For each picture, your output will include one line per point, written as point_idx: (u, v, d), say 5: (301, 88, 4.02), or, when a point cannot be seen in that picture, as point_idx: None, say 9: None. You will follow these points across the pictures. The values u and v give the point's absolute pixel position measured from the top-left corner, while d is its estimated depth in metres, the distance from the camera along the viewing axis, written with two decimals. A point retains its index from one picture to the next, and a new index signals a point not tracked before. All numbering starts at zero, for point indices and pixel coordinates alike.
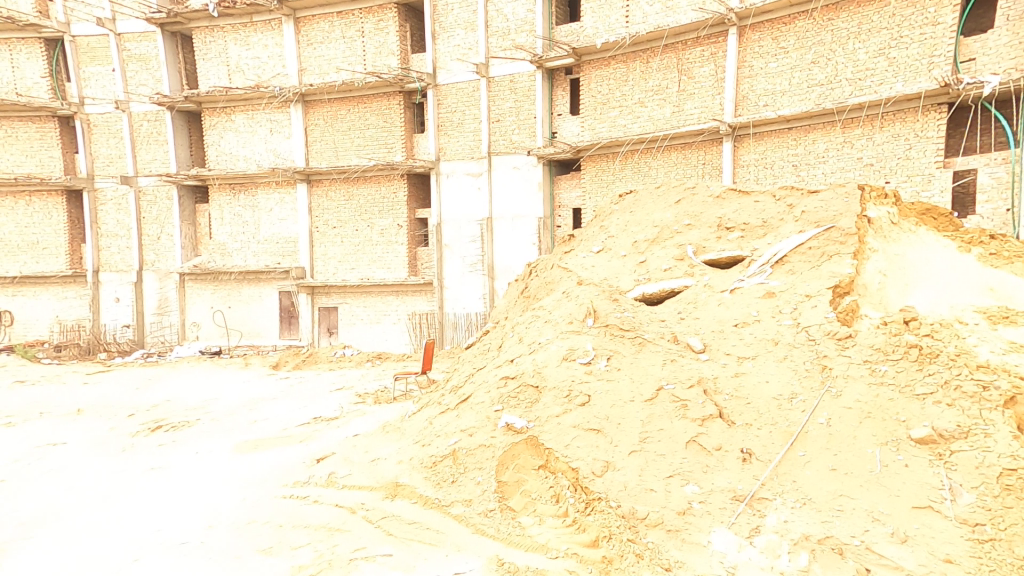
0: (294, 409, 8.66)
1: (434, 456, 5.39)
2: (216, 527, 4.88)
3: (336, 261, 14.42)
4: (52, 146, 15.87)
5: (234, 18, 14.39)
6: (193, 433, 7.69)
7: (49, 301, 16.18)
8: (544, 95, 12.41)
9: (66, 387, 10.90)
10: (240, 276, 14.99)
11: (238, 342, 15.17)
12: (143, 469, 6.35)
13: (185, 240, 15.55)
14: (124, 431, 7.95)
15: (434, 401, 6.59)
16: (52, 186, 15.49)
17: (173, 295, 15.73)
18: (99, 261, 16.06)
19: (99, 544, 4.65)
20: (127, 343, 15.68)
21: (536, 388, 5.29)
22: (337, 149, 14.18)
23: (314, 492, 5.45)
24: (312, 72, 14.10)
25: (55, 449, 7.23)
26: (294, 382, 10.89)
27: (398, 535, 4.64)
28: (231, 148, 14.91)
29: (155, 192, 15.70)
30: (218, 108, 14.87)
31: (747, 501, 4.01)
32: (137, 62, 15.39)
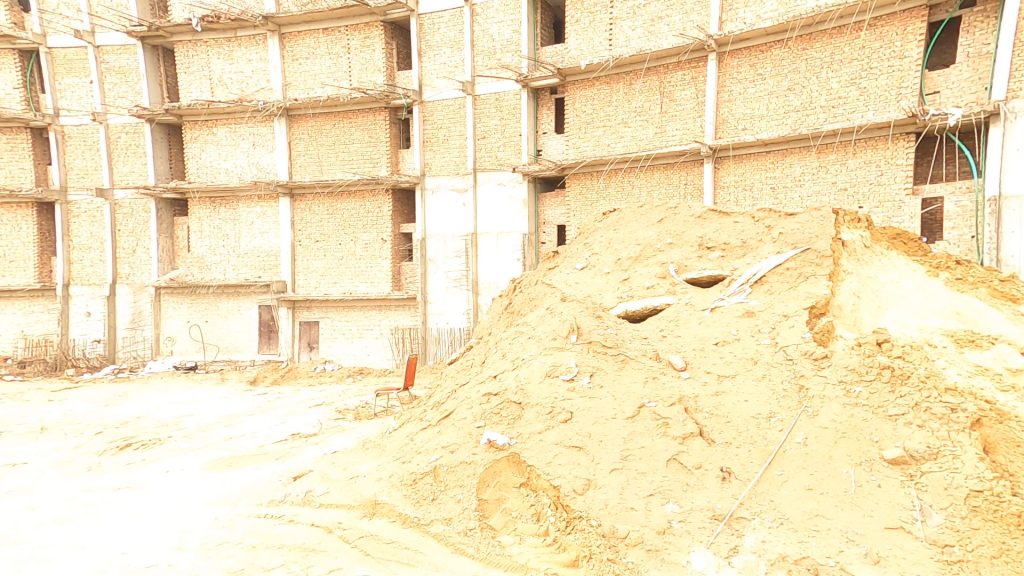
0: (271, 425, 8.48)
1: (414, 474, 5.35)
2: (185, 548, 4.73)
3: (318, 275, 14.26)
4: (25, 158, 15.54)
5: (217, 32, 14.36)
6: (164, 451, 7.48)
7: (14, 315, 15.69)
8: (529, 114, 12.57)
9: (30, 405, 10.53)
10: (218, 290, 14.74)
11: (214, 357, 14.87)
12: (109, 489, 6.12)
13: (163, 253, 15.28)
14: (90, 450, 7.68)
15: (416, 417, 6.53)
16: (22, 198, 15.15)
17: (148, 309, 15.39)
18: (70, 274, 15.67)
19: (61, 567, 4.48)
20: (97, 358, 15.28)
21: (519, 405, 5.31)
22: (322, 164, 14.14)
23: (289, 511, 5.35)
24: (297, 87, 14.10)
25: (15, 469, 6.97)
26: (271, 398, 10.65)
27: (375, 555, 4.57)
28: (212, 160, 14.76)
29: (133, 205, 15.43)
30: (200, 121, 14.75)
31: (726, 520, 4.02)
32: (117, 74, 15.23)
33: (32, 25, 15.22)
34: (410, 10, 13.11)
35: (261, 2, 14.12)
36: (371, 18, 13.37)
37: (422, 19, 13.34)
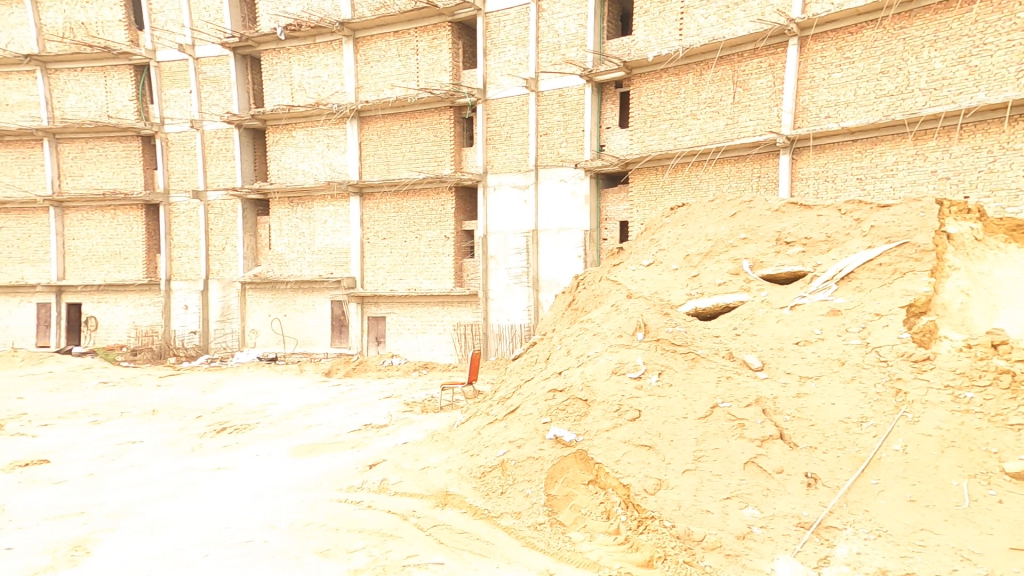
0: (345, 416, 8.86)
1: (482, 466, 5.45)
2: (277, 527, 5.06)
3: (385, 271, 14.75)
4: (135, 164, 17.00)
5: (298, 40, 15.12)
6: (253, 436, 7.99)
7: (127, 308, 17.25)
8: (593, 109, 12.44)
9: (141, 389, 11.58)
10: (296, 285, 15.56)
11: (293, 349, 15.69)
12: (208, 469, 6.65)
13: (248, 251, 16.33)
14: (193, 432, 8.32)
15: (482, 412, 6.62)
16: (134, 200, 16.65)
17: (235, 302, 16.47)
18: (171, 270, 17.01)
19: (173, 536, 4.92)
20: (193, 348, 16.52)
21: (585, 402, 5.28)
22: (389, 163, 14.59)
23: (367, 498, 5.63)
24: (369, 89, 14.61)
25: (133, 447, 7.65)
26: (345, 389, 11.14)
27: (449, 544, 4.69)
28: (291, 162, 15.59)
29: (222, 205, 16.54)
30: (281, 125, 15.60)
31: (814, 528, 3.81)
32: (212, 83, 16.32)
33: (145, 43, 16.75)
34: (477, 10, 13.29)
35: (336, 9, 14.68)
36: (439, 19, 13.64)
37: (489, 18, 13.48)
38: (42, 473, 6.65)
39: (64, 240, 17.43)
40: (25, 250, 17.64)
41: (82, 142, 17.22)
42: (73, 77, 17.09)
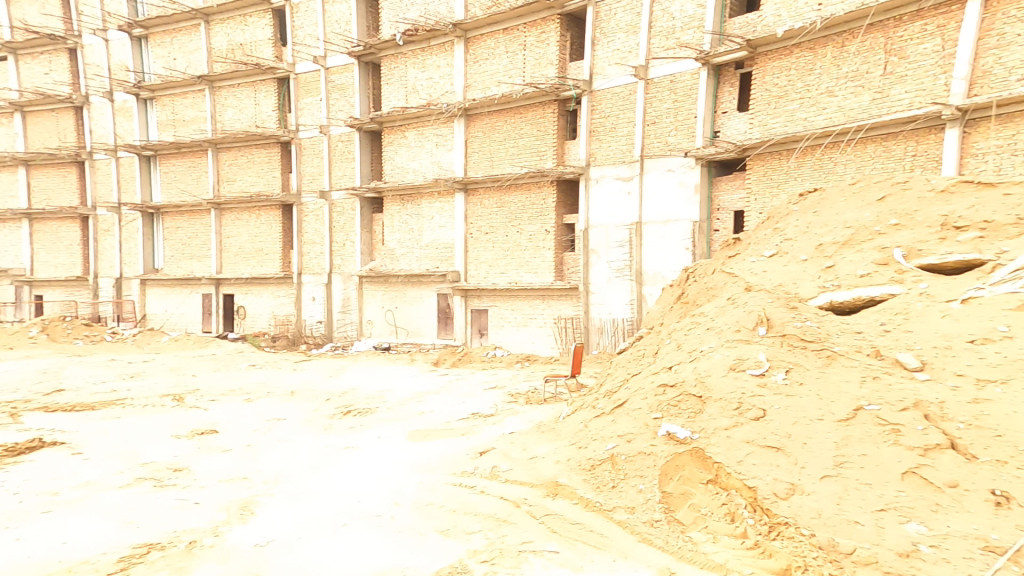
0: (454, 403, 9.27)
1: (592, 459, 5.41)
2: (401, 504, 5.47)
3: (487, 265, 15.19)
4: (275, 168, 18.89)
5: (414, 44, 16.01)
6: (374, 419, 8.95)
7: (267, 299, 19.22)
8: (707, 95, 11.90)
9: (280, 372, 13.20)
10: (405, 279, 16.49)
11: (404, 340, 16.66)
12: (340, 447, 7.69)
13: (364, 246, 17.68)
14: (324, 412, 9.66)
15: (588, 405, 6.57)
16: (274, 201, 18.56)
17: (353, 295, 17.77)
18: (303, 264, 18.76)
19: (316, 505, 5.71)
20: (321, 335, 18.21)
21: (699, 398, 5.07)
22: (493, 159, 15.00)
23: (480, 483, 5.84)
24: (476, 87, 15.13)
25: (278, 424, 9.31)
26: (452, 378, 11.70)
27: (562, 534, 4.64)
28: (403, 162, 16.52)
29: (344, 204, 17.97)
30: (396, 126, 16.58)
31: (1008, 555, 3.25)
32: (339, 90, 17.81)
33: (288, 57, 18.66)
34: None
35: (451, 11, 15.30)
36: (549, 13, 13.84)
37: (600, 7, 13.45)
38: (216, 441, 8.48)
39: (222, 238, 19.82)
40: (195, 248, 20.43)
41: (236, 149, 19.42)
42: (232, 93, 19.48)
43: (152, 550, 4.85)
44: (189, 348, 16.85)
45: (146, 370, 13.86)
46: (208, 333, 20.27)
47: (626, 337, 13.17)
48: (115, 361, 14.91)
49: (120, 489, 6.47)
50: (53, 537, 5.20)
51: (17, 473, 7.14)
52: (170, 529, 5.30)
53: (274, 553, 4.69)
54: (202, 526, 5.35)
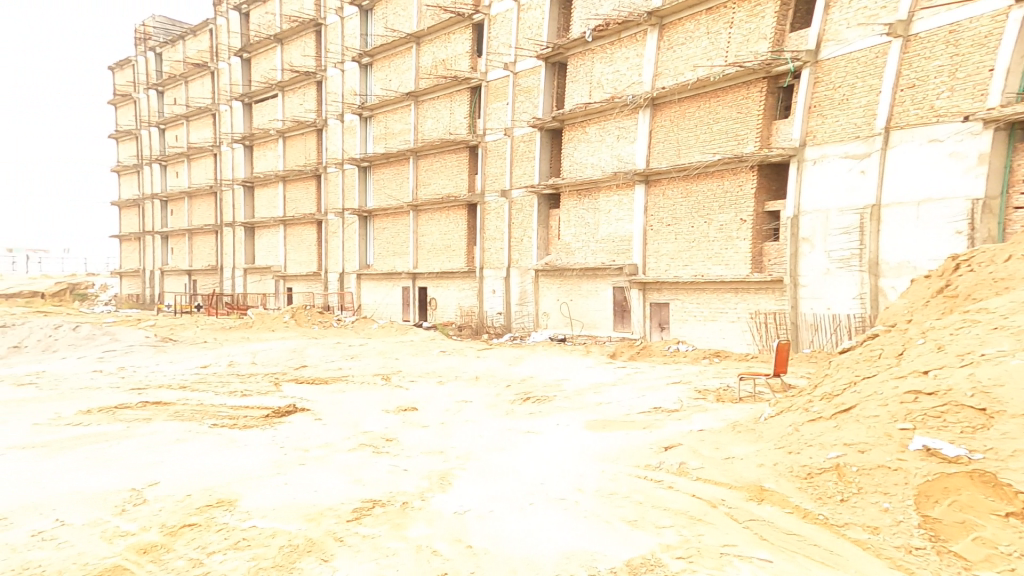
0: (634, 396, 9.31)
1: (809, 467, 5.01)
2: (584, 491, 5.72)
3: (668, 258, 15.38)
4: (464, 171, 21.54)
5: (605, 39, 17.10)
6: (553, 407, 9.41)
7: (454, 291, 21.79)
8: (1019, 38, 9.82)
9: (466, 358, 14.67)
10: (581, 272, 17.36)
11: (579, 332, 17.55)
12: (522, 431, 8.29)
13: (541, 241, 18.85)
14: (506, 398, 10.53)
15: (798, 408, 6.12)
16: (461, 201, 21.09)
17: (530, 288, 19.03)
18: (484, 260, 20.56)
19: (506, 483, 6.22)
20: (500, 326, 19.78)
21: (982, 412, 4.38)
22: (681, 148, 15.27)
23: (667, 478, 5.77)
24: (668, 74, 15.55)
25: (465, 405, 10.43)
26: (630, 371, 11.70)
27: (774, 543, 4.32)
28: (583, 157, 17.69)
29: (522, 201, 19.32)
30: (577, 123, 17.85)
31: None
32: (525, 93, 19.33)
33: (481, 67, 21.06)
34: None
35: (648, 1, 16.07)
36: None
37: None
38: (416, 417, 9.83)
39: (417, 236, 23.28)
40: (397, 245, 24.13)
41: (431, 156, 22.67)
42: (431, 106, 22.79)
43: (376, 506, 5.80)
44: (393, 335, 19.62)
45: (362, 353, 16.62)
46: (407, 322, 23.65)
47: (849, 336, 11.88)
48: (340, 344, 18.12)
49: (350, 452, 7.86)
50: (306, 486, 6.52)
51: (280, 431, 9.24)
52: (387, 489, 6.27)
53: (473, 522, 5.23)
54: (411, 490, 6.24)
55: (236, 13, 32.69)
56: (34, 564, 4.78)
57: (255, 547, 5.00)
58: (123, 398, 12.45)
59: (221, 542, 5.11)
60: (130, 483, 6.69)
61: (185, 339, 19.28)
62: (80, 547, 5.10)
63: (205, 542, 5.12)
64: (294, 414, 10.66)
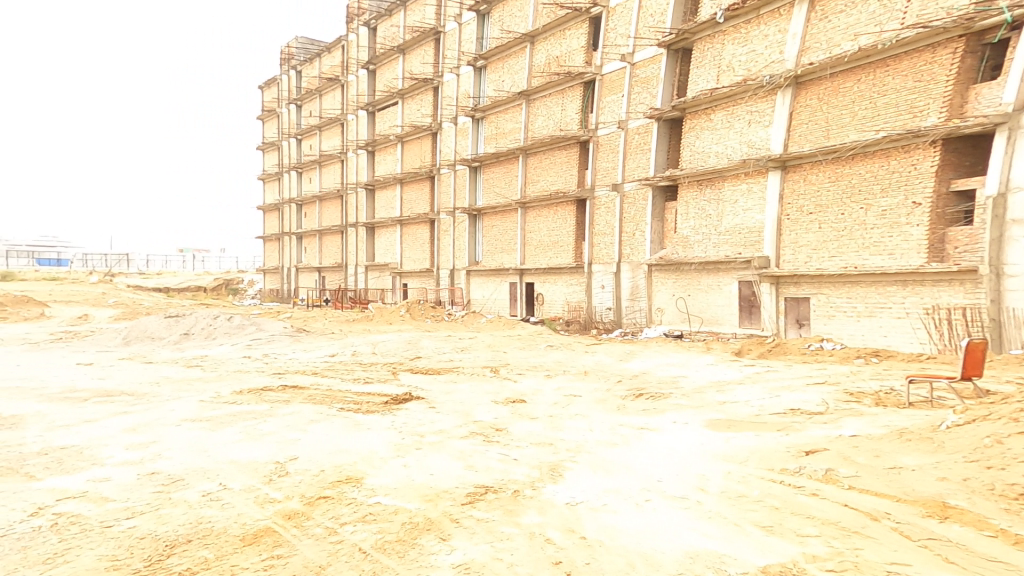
0: (764, 396, 8.83)
1: (1015, 488, 4.55)
2: (707, 491, 5.56)
3: (810, 248, 14.71)
4: (574, 166, 22.17)
5: (739, 18, 16.78)
6: (668, 404, 9.18)
7: (562, 287, 22.52)
8: None
9: (575, 352, 14.83)
10: (700, 266, 17.19)
11: (698, 328, 17.32)
12: (636, 426, 8.21)
13: (655, 235, 19.02)
14: (617, 393, 10.44)
15: (998, 419, 5.74)
16: (570, 197, 21.83)
17: (642, 283, 19.26)
18: (593, 255, 21.22)
19: (624, 477, 6.20)
20: (610, 321, 20.23)
21: None
22: (831, 128, 14.45)
23: (810, 484, 5.40)
24: (816, 50, 14.87)
25: (574, 398, 10.54)
26: (761, 370, 11.06)
27: (961, 566, 3.85)
28: (705, 145, 17.52)
29: (635, 195, 19.69)
30: (700, 111, 17.72)
31: None
32: (642, 84, 19.68)
33: (596, 61, 21.69)
34: None
35: None
36: None
37: None
38: (525, 409, 10.08)
39: (525, 233, 24.30)
40: (505, 243, 25.42)
41: (541, 154, 23.60)
42: (542, 104, 23.71)
43: (489, 492, 6.06)
44: (501, 329, 20.43)
45: (472, 345, 17.43)
46: (514, 316, 24.81)
47: None
48: (451, 336, 19.17)
49: (463, 439, 8.29)
50: (424, 468, 6.97)
51: (399, 417, 9.97)
52: (499, 477, 6.54)
53: (588, 514, 5.29)
54: (522, 479, 6.44)
55: (366, 28, 36.03)
56: (205, 520, 5.59)
57: (380, 521, 5.44)
58: (268, 381, 14.27)
59: (352, 515, 5.62)
60: (273, 457, 7.61)
61: (316, 330, 21.45)
62: (240, 508, 5.88)
63: (339, 513, 5.66)
64: (410, 401, 11.45)
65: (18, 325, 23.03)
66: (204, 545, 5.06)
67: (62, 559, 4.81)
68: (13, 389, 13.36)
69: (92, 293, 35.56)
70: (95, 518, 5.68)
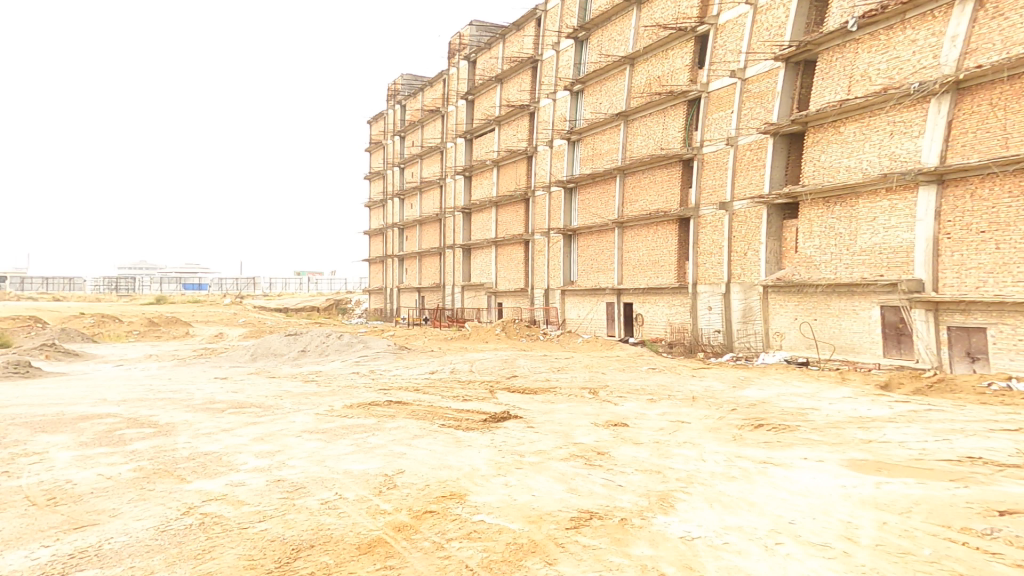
0: (923, 441, 7.92)
1: None
2: (854, 542, 5.09)
3: (984, 270, 12.81)
4: (676, 185, 21.73)
5: (878, 25, 15.32)
6: (796, 437, 8.54)
7: (663, 308, 22.02)
8: None
9: (681, 377, 14.26)
10: (828, 289, 16.01)
11: (829, 356, 16.00)
12: (758, 459, 7.73)
13: (771, 255, 17.99)
14: (732, 422, 9.86)
15: None
16: (672, 216, 21.44)
17: (757, 305, 18.28)
18: (698, 275, 20.55)
19: (752, 516, 5.86)
20: (719, 344, 19.35)
21: None
22: (1010, 136, 12.48)
23: (1007, 549, 4.73)
24: (984, 51, 13.02)
25: (682, 425, 10.10)
26: (918, 409, 9.88)
27: None
28: (833, 160, 16.28)
29: (747, 213, 18.75)
30: (827, 124, 16.49)
31: None
32: (756, 99, 18.73)
33: (703, 78, 21.00)
34: None
35: None
36: None
37: None
38: (627, 433, 9.83)
39: (623, 253, 24.12)
40: (603, 262, 25.16)
41: (639, 173, 23.41)
42: (643, 124, 23.50)
43: (595, 517, 5.99)
44: (599, 350, 20.25)
45: (567, 366, 17.37)
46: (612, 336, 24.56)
47: None
48: (547, 356, 19.25)
49: (563, 460, 8.26)
50: (525, 489, 7.03)
51: (497, 436, 10.14)
52: (603, 503, 6.43)
53: (707, 551, 5.06)
54: (629, 507, 6.29)
55: (466, 61, 37.93)
56: (325, 527, 6.02)
57: (485, 540, 5.54)
58: (374, 397, 15.12)
59: (457, 531, 5.78)
60: (382, 469, 8.05)
61: (417, 348, 22.62)
62: (355, 518, 6.27)
63: (445, 529, 5.85)
64: (508, 420, 11.58)
65: (171, 343, 26.64)
66: (325, 551, 5.44)
67: (209, 555, 5.37)
68: (167, 399, 15.39)
69: (228, 314, 40.42)
70: (234, 518, 6.32)
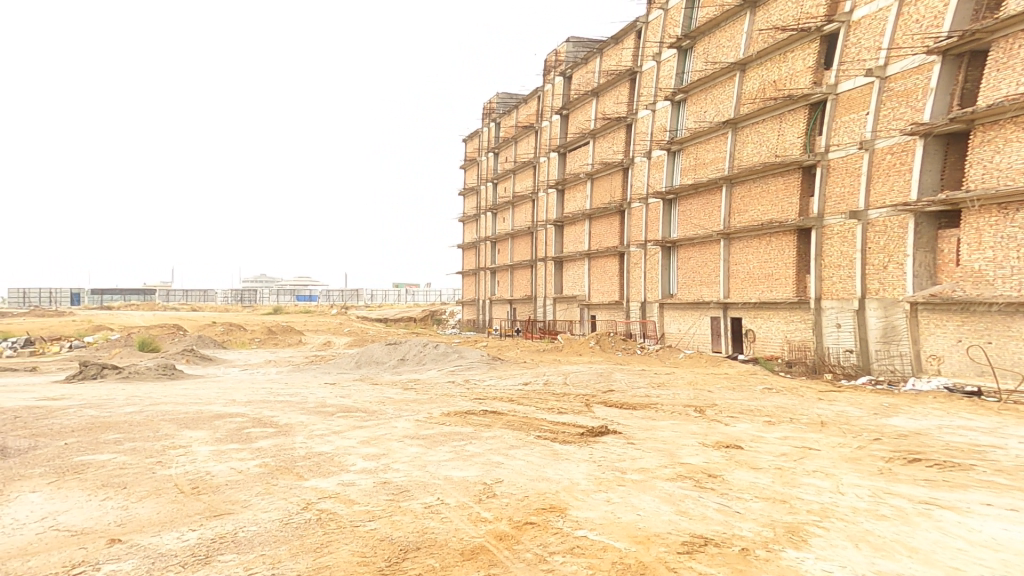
0: None
1: None
2: None
3: None
4: (795, 194, 20.47)
5: None
6: (967, 479, 7.65)
7: (779, 324, 20.90)
8: None
9: (804, 400, 13.30)
10: (1005, 307, 13.65)
11: (1015, 387, 13.30)
12: (914, 501, 6.96)
13: (922, 268, 16.07)
14: (877, 453, 9.01)
15: None
16: (789, 227, 20.34)
17: (903, 324, 16.45)
18: (822, 289, 19.31)
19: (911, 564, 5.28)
20: (852, 366, 17.87)
21: None
22: None
23: None
24: None
25: (811, 451, 9.38)
26: None
27: None
28: (1014, 161, 13.85)
29: (887, 223, 17.08)
30: (1004, 120, 14.16)
31: None
32: (901, 97, 16.89)
33: (830, 79, 19.59)
34: None
35: None
36: None
37: None
38: (742, 456, 9.29)
39: (730, 265, 23.27)
40: (705, 275, 24.59)
41: (750, 183, 22.39)
42: (755, 132, 22.49)
43: (710, 544, 5.74)
44: (704, 366, 19.49)
45: (668, 382, 16.80)
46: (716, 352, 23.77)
47: None
48: (645, 370, 18.83)
49: (669, 480, 7.98)
50: (629, 507, 6.85)
51: (596, 450, 9.99)
52: (719, 530, 6.11)
53: None
54: (749, 536, 5.94)
55: (561, 77, 38.27)
56: (429, 530, 6.23)
57: (589, 556, 5.48)
58: (470, 406, 15.49)
59: (558, 545, 5.76)
60: (481, 478, 8.21)
61: (511, 358, 23.11)
62: (457, 524, 6.43)
63: (546, 542, 5.83)
64: (606, 435, 11.39)
65: (287, 349, 29.38)
66: (430, 554, 5.62)
67: (326, 549, 5.76)
68: (286, 401, 16.89)
69: (334, 323, 44.00)
70: (346, 517, 6.72)
